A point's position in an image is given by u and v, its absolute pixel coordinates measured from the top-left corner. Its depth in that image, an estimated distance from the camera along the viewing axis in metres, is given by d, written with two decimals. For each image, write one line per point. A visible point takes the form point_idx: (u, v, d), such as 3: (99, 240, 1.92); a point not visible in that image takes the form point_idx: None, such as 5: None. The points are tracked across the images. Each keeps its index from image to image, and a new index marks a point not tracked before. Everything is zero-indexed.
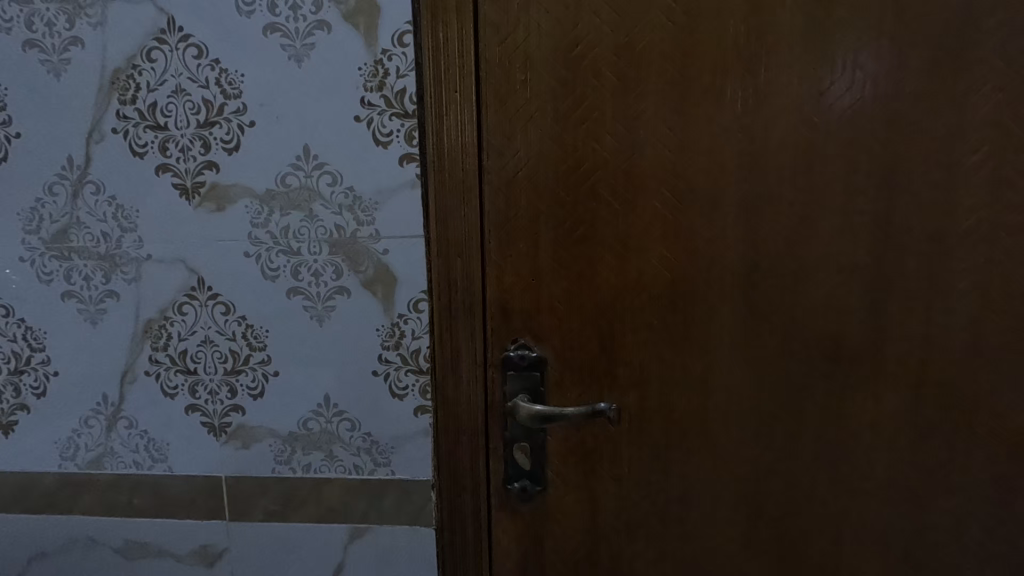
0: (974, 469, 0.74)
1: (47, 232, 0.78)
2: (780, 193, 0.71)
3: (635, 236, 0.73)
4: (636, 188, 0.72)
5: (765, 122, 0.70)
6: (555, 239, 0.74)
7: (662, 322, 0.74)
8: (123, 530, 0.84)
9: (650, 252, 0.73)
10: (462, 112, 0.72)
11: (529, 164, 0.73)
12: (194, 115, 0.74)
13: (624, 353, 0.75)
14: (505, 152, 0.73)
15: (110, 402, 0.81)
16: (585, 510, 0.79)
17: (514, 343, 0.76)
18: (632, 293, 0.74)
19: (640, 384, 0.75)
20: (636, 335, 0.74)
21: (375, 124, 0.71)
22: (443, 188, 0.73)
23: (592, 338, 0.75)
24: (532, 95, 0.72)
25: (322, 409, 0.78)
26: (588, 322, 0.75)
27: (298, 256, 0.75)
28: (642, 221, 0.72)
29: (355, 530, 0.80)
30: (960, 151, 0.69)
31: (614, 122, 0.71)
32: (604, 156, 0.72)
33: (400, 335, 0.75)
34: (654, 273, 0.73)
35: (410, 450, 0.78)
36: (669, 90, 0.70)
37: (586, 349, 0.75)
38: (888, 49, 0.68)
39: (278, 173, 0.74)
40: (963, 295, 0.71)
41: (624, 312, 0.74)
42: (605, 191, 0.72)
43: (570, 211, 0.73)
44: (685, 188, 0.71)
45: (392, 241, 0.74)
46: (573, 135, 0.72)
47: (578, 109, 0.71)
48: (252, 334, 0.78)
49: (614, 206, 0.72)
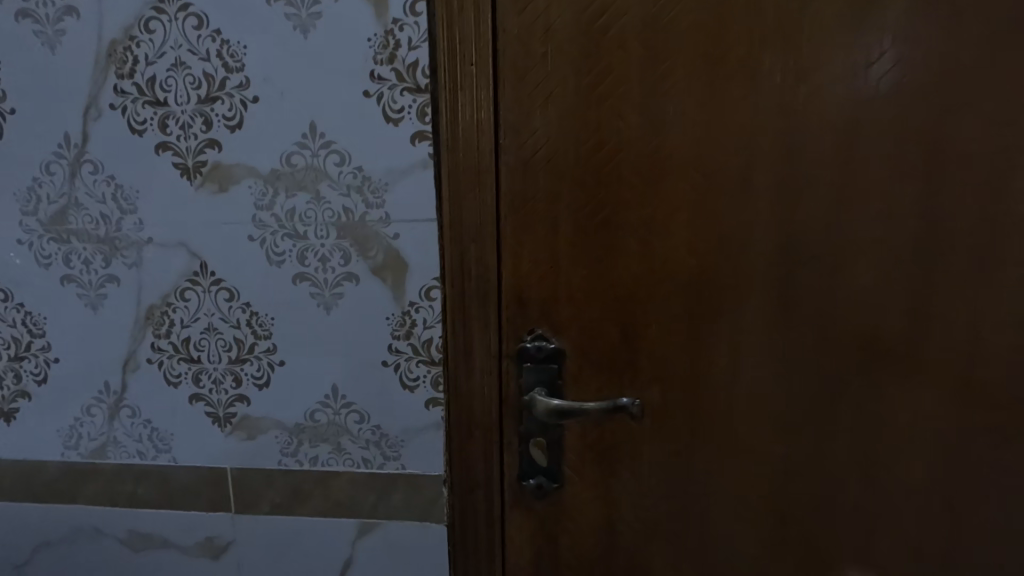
0: (1019, 473, 0.70)
1: (44, 213, 0.75)
2: (819, 176, 0.65)
3: (661, 221, 0.68)
4: (663, 170, 0.67)
5: (805, 98, 0.64)
6: (575, 224, 0.69)
7: (688, 313, 0.69)
8: (127, 520, 0.82)
9: (677, 238, 0.68)
10: (478, 88, 0.67)
11: (548, 144, 0.68)
12: (195, 90, 0.70)
13: (647, 344, 0.70)
14: (523, 130, 0.68)
15: (113, 390, 0.79)
16: (602, 509, 0.75)
17: (531, 334, 0.72)
18: (657, 282, 0.69)
19: (663, 377, 0.71)
20: (660, 326, 0.70)
21: (385, 99, 0.67)
22: (457, 169, 0.68)
23: (613, 329, 0.71)
24: (552, 70, 0.67)
25: (329, 401, 0.75)
26: (609, 313, 0.70)
27: (304, 240, 0.72)
28: (668, 205, 0.67)
29: (364, 525, 0.77)
30: (1020, 132, 0.63)
31: (640, 99, 0.66)
32: (629, 135, 0.67)
33: (411, 325, 0.72)
34: (680, 261, 0.68)
35: (420, 444, 0.75)
36: (701, 63, 0.65)
37: (607, 340, 0.71)
38: (943, 18, 0.62)
39: (283, 152, 0.70)
40: (1015, 288, 0.66)
41: (647, 302, 0.69)
42: (630, 173, 0.67)
43: (592, 193, 0.68)
44: (716, 169, 0.66)
45: (403, 225, 0.70)
46: (595, 113, 0.67)
47: (600, 85, 0.66)
48: (257, 321, 0.74)
49: (639, 189, 0.67)
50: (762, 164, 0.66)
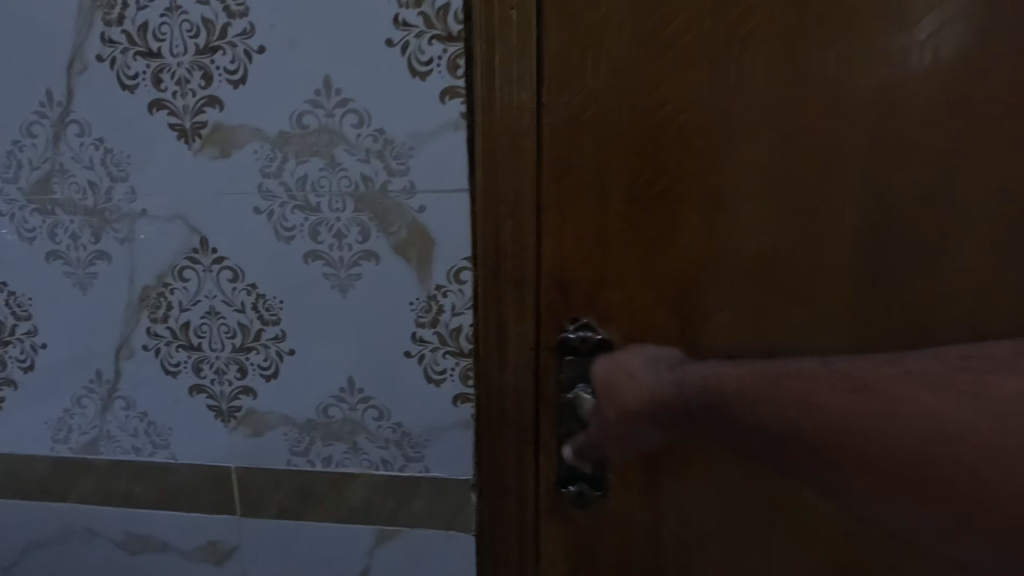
0: None
1: (26, 181, 0.67)
2: (923, 141, 0.55)
3: (729, 194, 0.58)
4: (734, 133, 0.57)
5: (908, 47, 0.54)
6: (628, 197, 0.60)
7: (758, 301, 0.60)
8: (124, 521, 0.75)
9: (747, 213, 0.59)
10: (518, 37, 0.58)
11: (599, 104, 0.59)
12: (192, 39, 0.61)
13: (708, 336, 0.62)
14: (569, 86, 0.59)
15: (105, 379, 0.71)
16: (650, 519, 0.67)
17: (574, 323, 0.63)
18: (722, 265, 0.60)
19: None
20: (723, 315, 0.61)
21: (411, 49, 0.58)
22: (493, 131, 0.59)
23: (669, 317, 0.62)
24: (606, 16, 0.57)
25: (345, 395, 0.67)
26: (664, 299, 0.61)
27: (317, 213, 0.63)
28: (739, 175, 0.58)
29: (382, 532, 0.70)
30: None
31: (708, 49, 0.56)
32: (694, 91, 0.57)
33: (437, 311, 0.63)
34: (750, 240, 0.59)
35: (446, 444, 0.67)
36: (782, 6, 0.55)
37: (661, 331, 0.62)
38: None
39: (293, 112, 0.61)
40: None
41: (710, 287, 0.60)
42: (694, 138, 0.58)
43: (648, 161, 0.59)
44: (796, 132, 0.57)
45: (430, 197, 0.61)
46: (654, 66, 0.57)
47: (661, 33, 0.57)
48: (263, 305, 0.66)
49: (704, 156, 0.58)
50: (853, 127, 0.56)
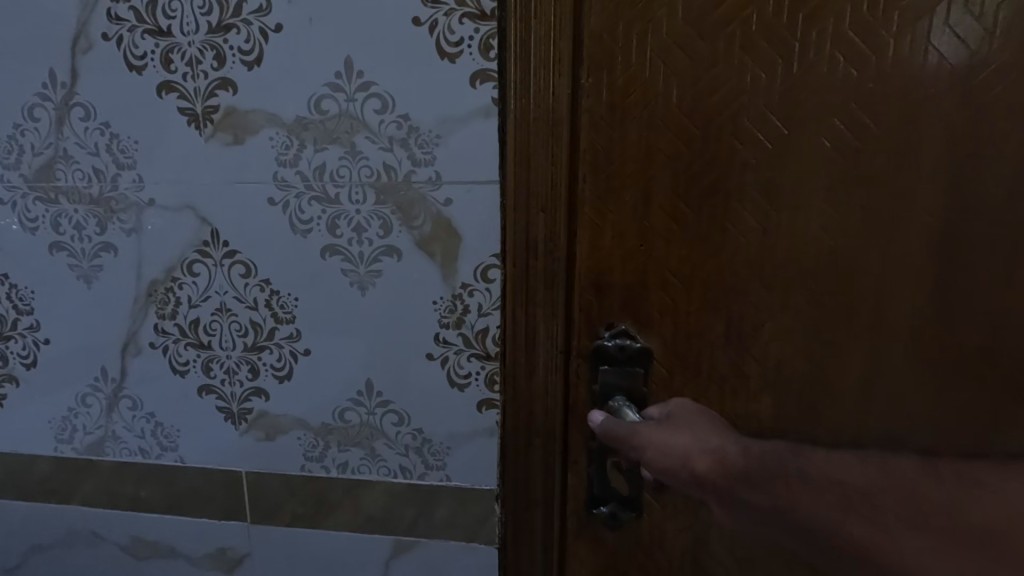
0: None
1: (29, 167, 0.63)
2: (1008, 130, 0.50)
3: (786, 188, 0.54)
4: (792, 121, 0.53)
5: (996, 27, 0.49)
6: (674, 190, 0.56)
7: (813, 305, 0.56)
8: (129, 525, 0.72)
9: (805, 209, 0.54)
10: (556, 15, 0.53)
11: (643, 90, 0.55)
12: (204, 16, 0.56)
13: (758, 342, 0.57)
14: (612, 71, 0.55)
15: (111, 377, 0.68)
16: (685, 536, 0.63)
17: (610, 330, 0.60)
18: (774, 265, 0.55)
19: (777, 384, 0.58)
20: (775, 320, 0.57)
21: (439, 29, 0.54)
22: (529, 117, 0.54)
23: (716, 321, 0.58)
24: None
25: (363, 399, 0.63)
26: (711, 302, 0.57)
27: (336, 205, 0.59)
28: (796, 167, 0.53)
29: (400, 543, 0.66)
30: None
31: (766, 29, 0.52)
32: (750, 75, 0.53)
33: (462, 311, 0.59)
34: (808, 238, 0.54)
35: (469, 451, 0.63)
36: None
37: (706, 336, 0.58)
38: None
39: (311, 96, 0.57)
40: None
41: (761, 289, 0.56)
42: (749, 126, 0.53)
43: (697, 152, 0.55)
44: (861, 121, 0.52)
45: (457, 189, 0.57)
46: (707, 49, 0.53)
47: (715, 13, 0.52)
48: (277, 302, 0.62)
49: (758, 146, 0.54)
50: (927, 116, 0.51)
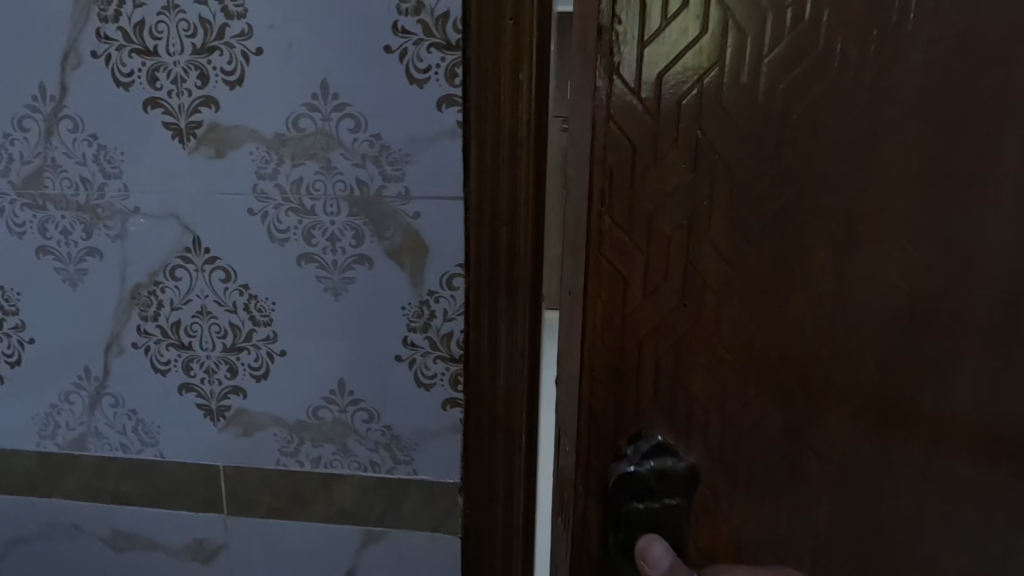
0: None
1: (17, 175, 0.66)
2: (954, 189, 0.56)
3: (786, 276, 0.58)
4: (792, 197, 0.57)
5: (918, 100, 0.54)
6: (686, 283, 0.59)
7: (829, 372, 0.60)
8: (109, 518, 0.75)
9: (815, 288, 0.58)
10: (526, 45, 0.57)
11: (653, 179, 0.58)
12: (189, 38, 0.60)
13: (787, 410, 0.61)
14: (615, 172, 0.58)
15: (94, 375, 0.71)
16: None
17: (640, 444, 0.62)
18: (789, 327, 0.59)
19: (808, 449, 0.62)
20: (793, 389, 0.60)
21: (408, 57, 0.58)
22: (496, 137, 0.59)
23: (741, 405, 0.61)
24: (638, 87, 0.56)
25: (335, 397, 0.67)
26: (741, 370, 0.60)
27: (312, 217, 0.63)
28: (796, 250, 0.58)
29: (370, 533, 0.70)
30: None
31: (746, 111, 0.56)
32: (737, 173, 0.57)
33: (429, 316, 0.64)
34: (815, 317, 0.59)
35: (436, 447, 0.68)
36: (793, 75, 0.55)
37: (724, 406, 0.61)
38: None
39: (289, 114, 0.61)
40: None
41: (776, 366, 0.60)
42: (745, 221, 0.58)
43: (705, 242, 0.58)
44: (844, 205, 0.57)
45: (425, 203, 0.61)
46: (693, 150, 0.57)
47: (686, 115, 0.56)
48: (255, 306, 0.66)
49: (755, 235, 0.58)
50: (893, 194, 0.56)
